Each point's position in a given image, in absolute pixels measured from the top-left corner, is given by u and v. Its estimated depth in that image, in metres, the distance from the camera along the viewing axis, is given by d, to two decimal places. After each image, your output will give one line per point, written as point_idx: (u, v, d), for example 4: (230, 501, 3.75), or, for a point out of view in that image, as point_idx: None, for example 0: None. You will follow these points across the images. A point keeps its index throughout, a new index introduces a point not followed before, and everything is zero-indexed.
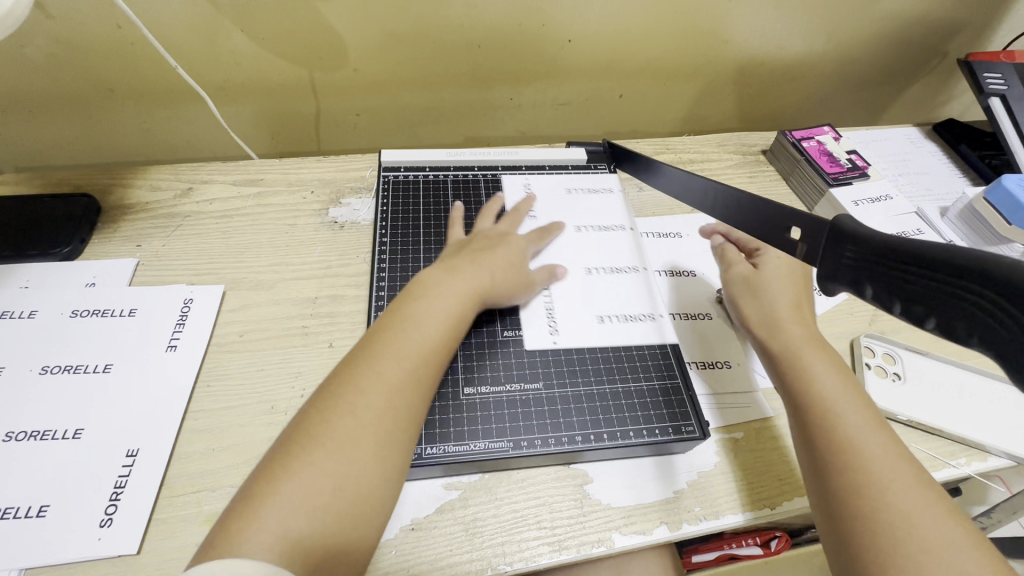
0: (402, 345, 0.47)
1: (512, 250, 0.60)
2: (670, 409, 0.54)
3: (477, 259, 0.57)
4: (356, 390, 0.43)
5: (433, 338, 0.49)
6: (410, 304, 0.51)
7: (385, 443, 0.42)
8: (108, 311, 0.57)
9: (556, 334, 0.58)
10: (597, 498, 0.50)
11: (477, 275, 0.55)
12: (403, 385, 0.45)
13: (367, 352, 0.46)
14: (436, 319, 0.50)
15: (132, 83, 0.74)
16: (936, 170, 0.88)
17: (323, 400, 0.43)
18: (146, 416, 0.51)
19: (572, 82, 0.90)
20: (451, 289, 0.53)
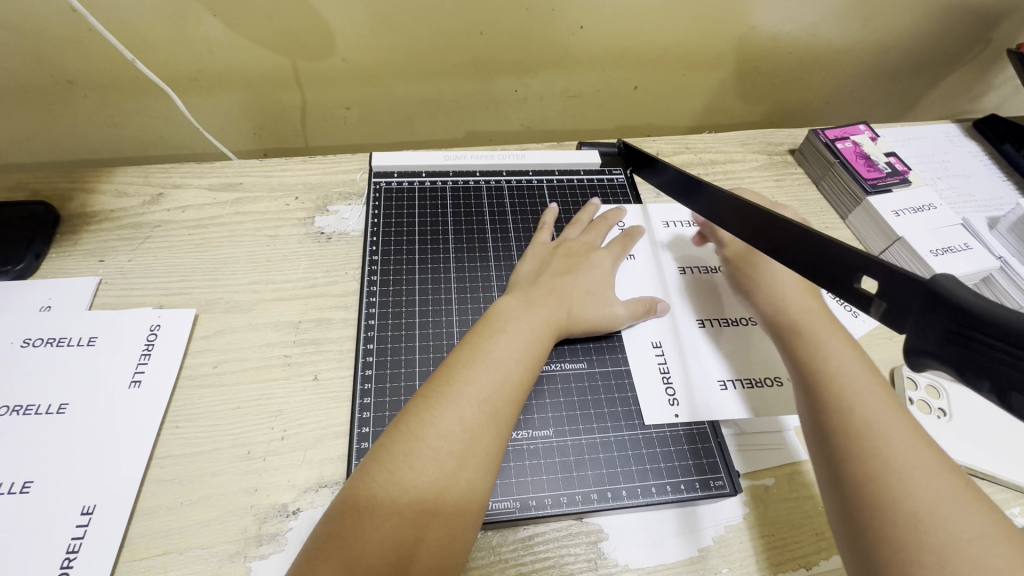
0: (482, 374, 0.43)
1: (598, 277, 0.56)
2: (697, 460, 0.49)
3: (556, 287, 0.53)
4: (439, 422, 0.40)
5: (515, 366, 0.45)
6: (488, 330, 0.47)
7: (470, 462, 0.39)
8: (65, 339, 0.51)
9: (675, 405, 0.51)
10: (614, 559, 0.44)
11: (557, 306, 0.51)
12: (489, 416, 0.41)
13: (448, 381, 0.43)
14: (517, 346, 0.46)
15: (95, 74, 0.67)
16: (978, 174, 0.81)
17: (400, 430, 0.40)
18: (105, 465, 0.45)
19: (582, 72, 0.82)
20: (535, 316, 0.49)
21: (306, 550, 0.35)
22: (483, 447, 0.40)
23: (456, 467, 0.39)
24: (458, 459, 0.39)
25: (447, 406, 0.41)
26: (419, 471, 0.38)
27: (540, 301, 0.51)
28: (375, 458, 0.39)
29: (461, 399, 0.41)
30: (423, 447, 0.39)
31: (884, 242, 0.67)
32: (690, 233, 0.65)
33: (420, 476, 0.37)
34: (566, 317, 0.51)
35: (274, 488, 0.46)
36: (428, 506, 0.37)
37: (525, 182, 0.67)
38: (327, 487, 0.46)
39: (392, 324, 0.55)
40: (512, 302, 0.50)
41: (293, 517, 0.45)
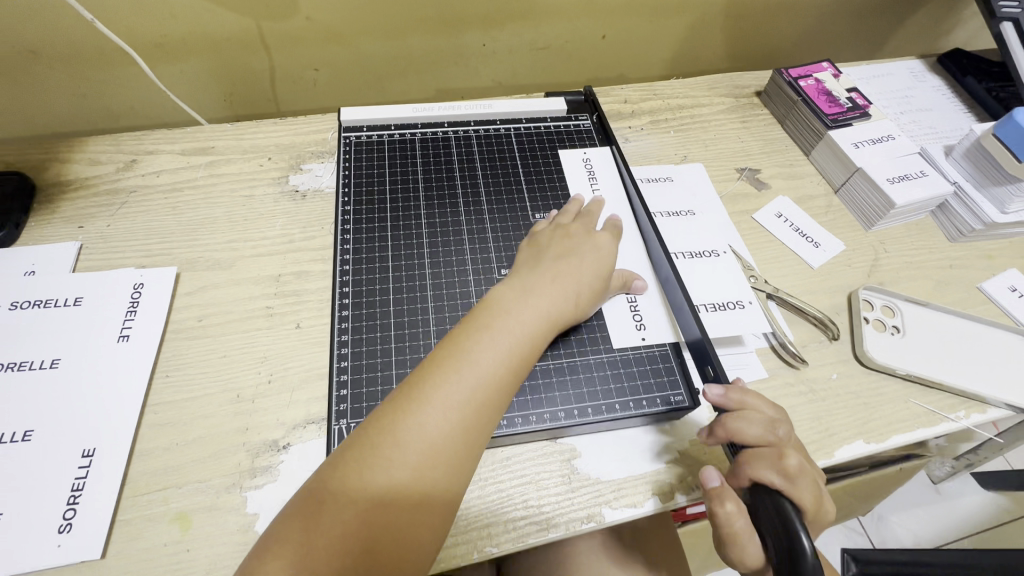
0: (477, 364, 0.41)
1: (603, 260, 0.53)
2: (658, 378, 0.52)
3: (561, 270, 0.50)
4: (421, 408, 0.38)
5: (503, 363, 0.42)
6: (480, 319, 0.44)
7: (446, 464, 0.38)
8: (51, 301, 0.53)
9: (642, 329, 0.54)
10: (586, 473, 0.48)
11: (560, 295, 0.48)
12: (478, 415, 0.40)
13: (429, 371, 0.40)
14: (507, 341, 0.43)
15: (57, 42, 0.66)
16: (939, 106, 0.83)
17: (373, 427, 0.38)
18: (102, 413, 0.47)
19: (549, 24, 0.82)
20: (534, 302, 0.46)
21: (277, 519, 0.35)
22: (468, 450, 0.39)
23: (439, 465, 0.37)
24: (437, 457, 0.37)
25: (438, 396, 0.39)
26: (400, 459, 0.36)
27: (545, 289, 0.48)
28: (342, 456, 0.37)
29: (438, 397, 0.39)
30: (390, 448, 0.37)
31: (844, 174, 0.70)
32: (654, 188, 0.68)
33: (397, 468, 0.36)
34: (572, 306, 0.49)
35: (264, 427, 0.48)
36: (401, 494, 0.36)
37: (492, 131, 0.68)
38: (314, 423, 0.49)
39: (366, 269, 0.57)
40: (510, 291, 0.47)
41: (284, 451, 0.48)
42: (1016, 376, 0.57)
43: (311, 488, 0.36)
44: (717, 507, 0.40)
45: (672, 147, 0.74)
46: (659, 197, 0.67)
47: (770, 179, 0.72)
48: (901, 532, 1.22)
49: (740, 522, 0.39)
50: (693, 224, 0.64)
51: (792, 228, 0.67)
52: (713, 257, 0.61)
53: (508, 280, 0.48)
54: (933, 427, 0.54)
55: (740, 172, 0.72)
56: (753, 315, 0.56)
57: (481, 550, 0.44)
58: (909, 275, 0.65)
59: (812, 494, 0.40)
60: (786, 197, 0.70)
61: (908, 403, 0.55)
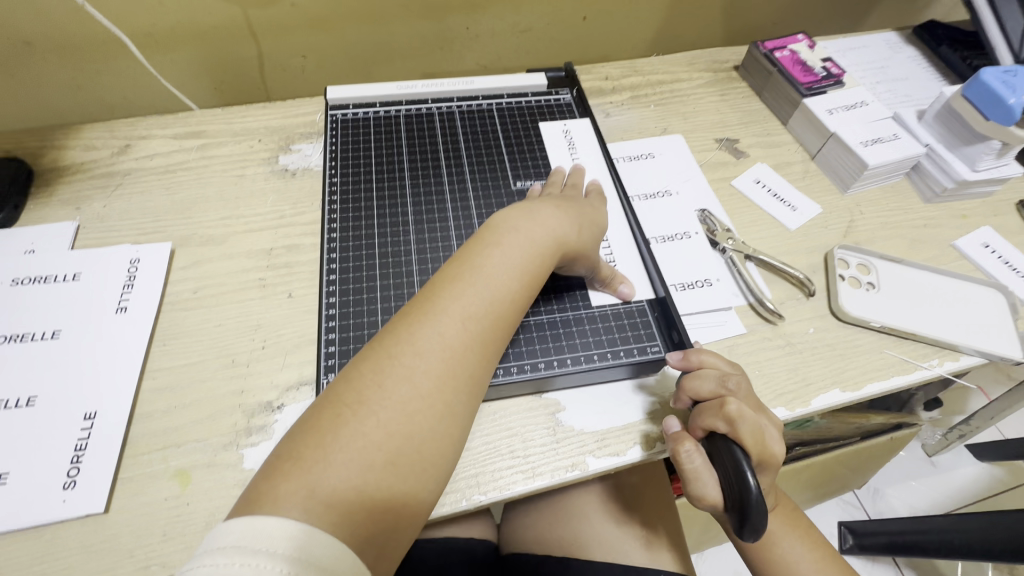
0: (465, 305, 0.43)
1: (596, 213, 0.56)
2: (636, 332, 0.54)
3: (563, 209, 0.53)
4: (417, 340, 0.41)
5: (504, 288, 0.45)
6: (481, 245, 0.47)
7: (455, 379, 0.41)
8: (51, 277, 0.55)
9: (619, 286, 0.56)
10: (570, 425, 0.50)
11: (566, 227, 0.51)
12: (464, 353, 0.42)
13: (431, 300, 0.43)
14: (507, 269, 0.46)
15: (50, 33, 0.68)
16: (914, 75, 0.85)
17: (381, 351, 0.40)
18: (103, 379, 0.49)
19: (531, 5, 0.84)
20: (535, 230, 0.49)
21: (267, 467, 0.35)
22: (457, 389, 0.41)
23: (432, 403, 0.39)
24: (428, 395, 0.39)
25: (424, 343, 0.41)
26: (392, 399, 0.38)
27: (546, 217, 0.51)
28: (350, 377, 0.39)
29: (443, 318, 0.42)
30: (399, 364, 0.39)
31: (819, 140, 0.71)
32: (635, 166, 0.69)
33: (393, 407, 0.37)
34: (575, 239, 0.51)
35: (259, 389, 0.50)
36: (401, 429, 0.37)
37: (475, 106, 0.70)
38: (307, 385, 0.51)
39: (353, 238, 0.59)
40: (515, 216, 0.50)
41: (278, 411, 0.49)
42: (987, 326, 0.59)
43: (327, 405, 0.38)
44: (678, 448, 0.44)
45: (652, 121, 0.76)
46: (638, 178, 0.68)
47: (748, 147, 0.74)
48: (898, 504, 1.23)
49: (699, 459, 0.43)
50: (670, 204, 0.66)
51: (770, 194, 0.69)
52: (686, 239, 0.63)
53: (515, 204, 0.52)
54: (907, 375, 0.56)
55: (719, 142, 0.74)
56: (720, 294, 0.59)
57: (469, 497, 0.46)
58: (884, 234, 0.67)
59: (756, 434, 0.42)
60: (764, 164, 0.72)
61: (882, 354, 0.57)
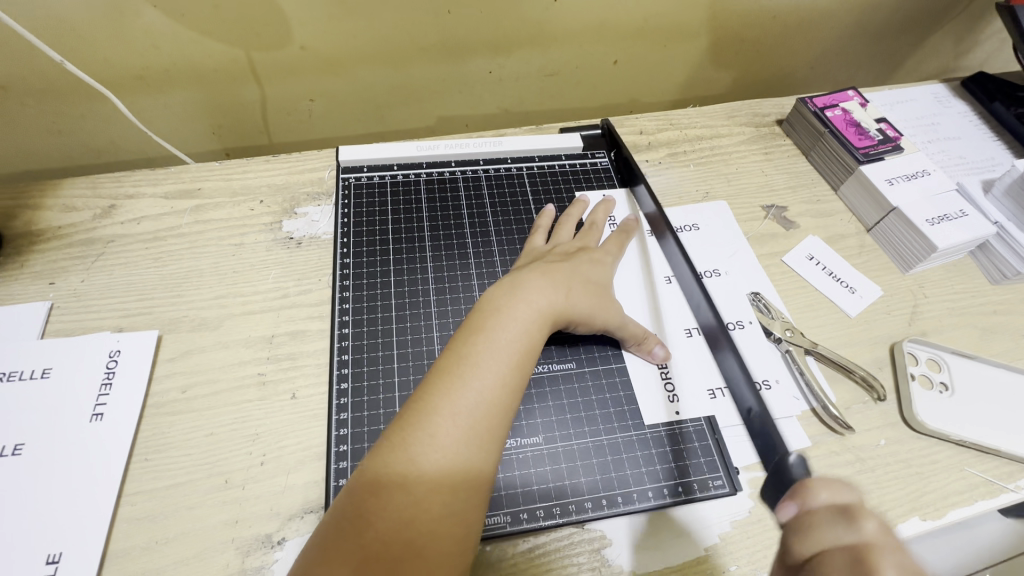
0: (476, 375, 0.39)
1: (595, 269, 0.52)
2: (694, 460, 0.47)
3: (549, 272, 0.48)
4: (411, 447, 0.36)
5: (501, 373, 0.40)
6: (471, 331, 0.42)
7: (458, 478, 0.36)
8: (15, 373, 0.47)
9: (675, 402, 0.50)
10: (619, 565, 0.43)
11: (552, 291, 0.46)
12: (485, 418, 0.38)
13: (424, 398, 0.38)
14: (503, 349, 0.41)
15: (28, 76, 0.61)
16: (968, 135, 0.79)
17: (375, 461, 0.36)
18: (72, 507, 0.42)
19: (559, 48, 0.78)
20: (523, 306, 0.44)
21: None
22: (481, 453, 0.37)
23: (455, 474, 0.36)
24: (450, 470, 0.36)
25: (438, 416, 0.37)
26: (414, 480, 0.35)
27: (531, 287, 0.46)
28: (347, 495, 0.35)
29: (439, 415, 0.37)
30: (393, 475, 0.35)
31: (878, 213, 0.65)
32: (681, 240, 0.62)
33: (416, 486, 0.35)
34: (565, 304, 0.46)
35: (256, 518, 0.43)
36: (399, 543, 0.33)
37: (503, 170, 0.63)
38: (313, 513, 0.44)
39: (368, 333, 0.52)
40: (497, 294, 0.46)
41: (278, 547, 0.42)
42: None
43: (328, 528, 0.34)
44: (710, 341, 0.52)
45: (693, 183, 0.69)
46: None
47: (798, 216, 0.68)
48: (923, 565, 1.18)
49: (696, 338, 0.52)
50: (719, 286, 0.59)
51: (826, 273, 0.62)
52: (738, 330, 0.56)
53: (499, 282, 0.48)
54: (992, 499, 0.49)
55: (766, 209, 0.68)
56: (780, 398, 0.52)
57: None
58: (953, 323, 0.60)
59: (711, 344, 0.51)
60: (816, 236, 0.66)
61: (963, 472, 0.50)
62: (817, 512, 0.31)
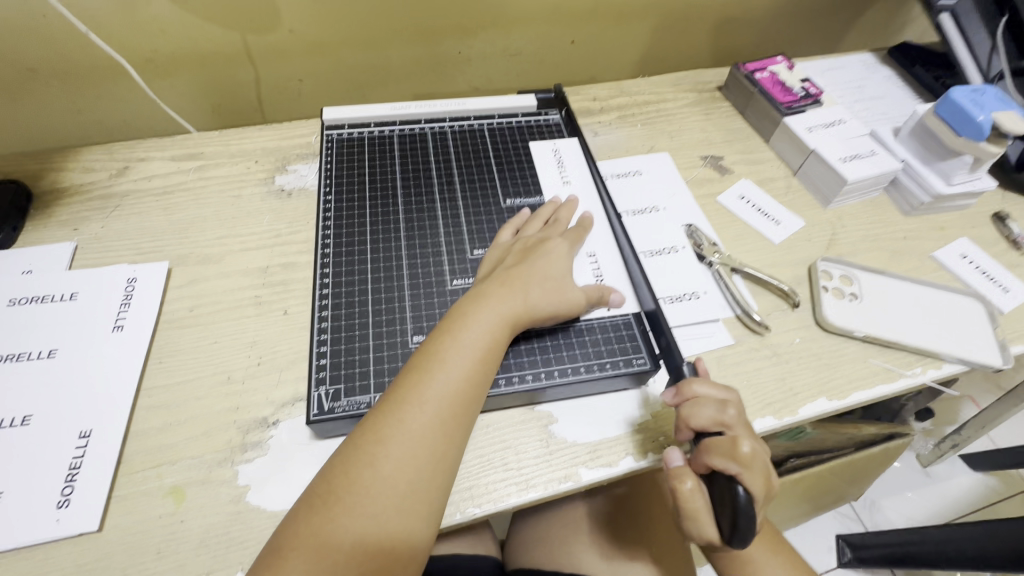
0: (442, 371, 0.44)
1: (553, 264, 0.54)
2: (622, 344, 0.54)
3: (509, 279, 0.51)
4: (382, 433, 0.41)
5: (467, 369, 0.45)
6: (444, 332, 0.47)
7: (426, 460, 0.41)
8: (48, 296, 0.55)
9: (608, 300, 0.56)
10: (562, 437, 0.51)
11: (511, 298, 0.49)
12: (450, 408, 0.43)
13: (396, 391, 0.43)
14: (468, 348, 0.46)
15: (51, 59, 0.70)
16: (890, 94, 0.88)
17: (353, 445, 0.41)
18: (99, 397, 0.49)
19: (520, 30, 0.87)
20: (488, 312, 0.48)
21: (269, 548, 0.38)
22: (445, 440, 0.42)
23: (420, 458, 0.41)
24: (418, 449, 0.41)
25: (406, 409, 0.42)
26: (381, 461, 0.40)
27: (493, 295, 0.49)
28: (327, 473, 0.41)
29: (409, 404, 0.42)
30: (366, 455, 0.40)
31: (801, 157, 0.74)
32: (626, 182, 0.71)
33: (382, 469, 0.40)
34: (524, 308, 0.50)
35: (254, 405, 0.51)
36: (372, 510, 0.39)
37: (467, 127, 0.72)
38: (302, 401, 0.51)
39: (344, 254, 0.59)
40: (466, 302, 0.50)
41: (273, 427, 0.50)
42: (970, 336, 0.60)
43: (310, 498, 0.40)
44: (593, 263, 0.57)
45: (639, 139, 0.78)
46: (625, 197, 0.69)
47: (732, 164, 0.76)
48: (893, 516, 1.22)
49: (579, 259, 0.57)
50: (659, 219, 0.67)
51: (754, 209, 0.70)
52: (674, 253, 0.64)
53: (467, 295, 0.51)
54: (891, 384, 0.57)
55: (703, 159, 0.76)
56: (708, 304, 0.60)
57: (463, 510, 0.46)
58: (866, 247, 0.68)
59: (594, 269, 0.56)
60: (748, 180, 0.74)
61: (867, 363, 0.58)
62: (700, 395, 0.45)
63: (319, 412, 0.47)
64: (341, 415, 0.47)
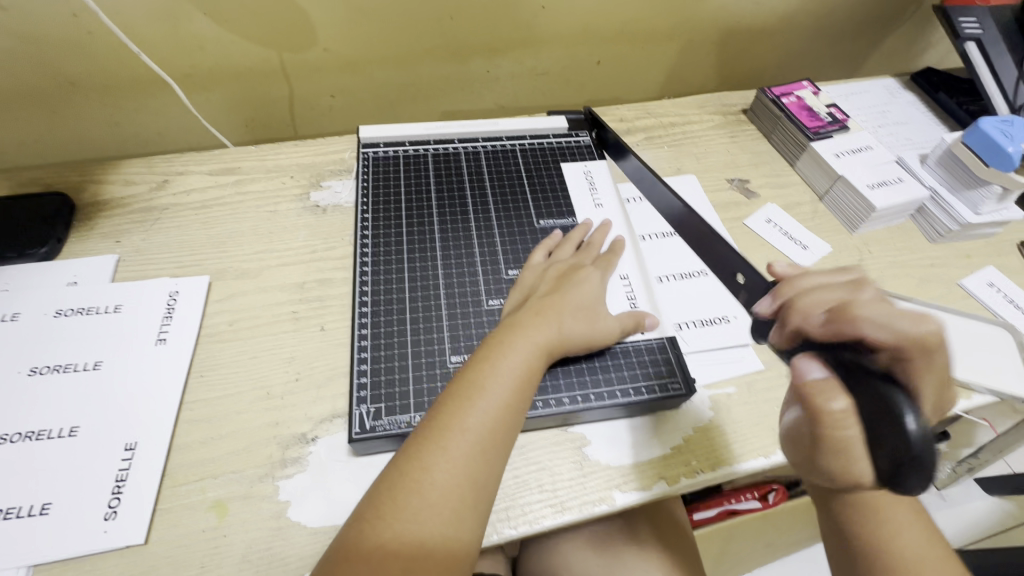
0: (482, 398, 0.45)
1: (586, 293, 0.55)
2: (656, 369, 0.55)
3: (543, 308, 0.52)
4: (426, 459, 0.42)
5: (507, 396, 0.46)
6: (483, 359, 0.48)
7: (468, 487, 0.42)
8: (93, 308, 0.56)
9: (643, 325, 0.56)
10: (596, 459, 0.51)
11: (544, 327, 0.50)
12: (491, 435, 0.44)
13: (438, 417, 0.44)
14: (507, 375, 0.47)
15: (96, 74, 0.72)
16: (914, 119, 0.89)
17: (397, 471, 0.42)
18: (144, 409, 0.51)
19: (548, 50, 0.89)
20: (525, 340, 0.49)
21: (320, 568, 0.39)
22: (486, 466, 0.43)
23: (463, 483, 0.42)
24: (462, 475, 0.42)
25: (449, 435, 0.43)
26: (426, 487, 0.41)
27: (529, 323, 0.50)
28: (373, 497, 0.41)
29: (451, 430, 0.43)
30: (411, 480, 0.41)
31: (828, 182, 0.74)
32: None
33: (427, 494, 0.41)
34: (559, 337, 0.50)
35: (293, 421, 0.52)
36: (417, 535, 0.39)
37: (499, 147, 0.73)
38: (340, 418, 0.52)
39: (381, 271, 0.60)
40: (503, 329, 0.51)
41: (313, 443, 0.51)
42: (999, 366, 0.60)
43: (357, 523, 0.40)
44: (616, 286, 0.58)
45: (667, 161, 0.79)
46: (653, 219, 0.70)
47: (758, 188, 0.77)
48: None
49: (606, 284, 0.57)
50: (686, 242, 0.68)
51: (782, 233, 0.71)
52: (703, 277, 0.65)
53: (504, 322, 0.52)
54: None
55: (730, 182, 0.77)
56: (739, 329, 0.61)
57: (500, 531, 0.47)
58: (894, 273, 0.69)
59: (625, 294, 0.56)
60: (774, 204, 0.75)
61: None
62: None
63: (362, 431, 0.48)
64: (382, 433, 0.48)
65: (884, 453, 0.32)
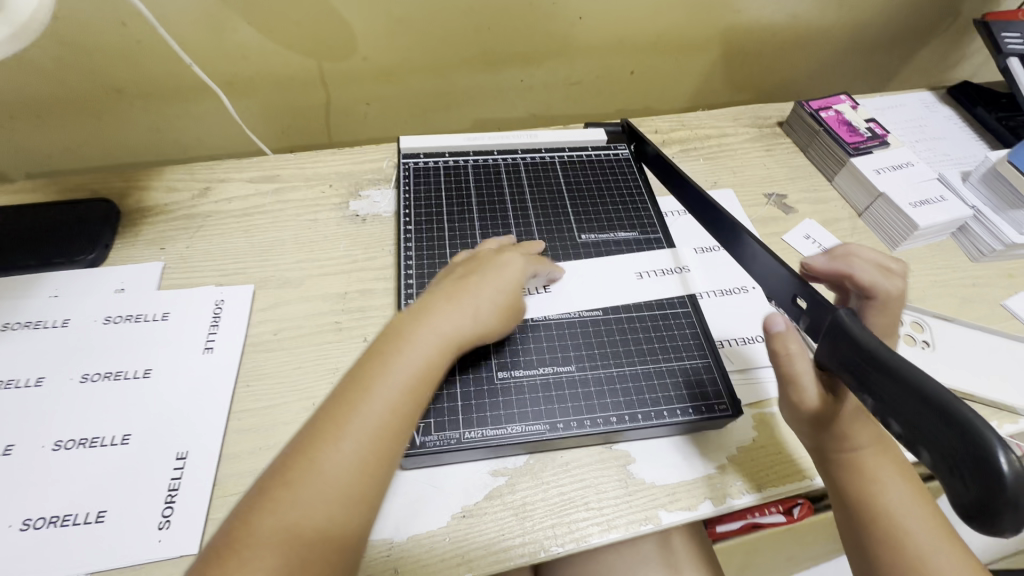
0: (378, 390, 0.41)
1: (500, 284, 0.51)
2: (703, 389, 0.55)
3: (455, 296, 0.49)
4: (317, 460, 0.37)
5: (403, 392, 0.41)
6: (388, 350, 0.43)
7: (355, 488, 0.38)
8: (142, 316, 0.57)
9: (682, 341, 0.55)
10: (642, 478, 0.51)
11: (459, 318, 0.47)
12: (380, 432, 0.39)
13: (334, 411, 0.40)
14: (410, 370, 0.42)
15: (140, 81, 0.73)
16: (952, 135, 0.88)
17: (281, 469, 0.37)
18: (193, 418, 0.51)
19: (583, 60, 0.89)
20: (428, 332, 0.45)
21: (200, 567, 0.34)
22: (371, 463, 0.39)
23: (349, 482, 0.37)
24: (347, 471, 0.37)
25: (338, 430, 0.38)
26: (305, 487, 0.36)
27: (441, 314, 0.47)
28: (255, 498, 0.36)
29: (343, 430, 0.38)
30: (300, 481, 0.36)
31: (868, 199, 0.74)
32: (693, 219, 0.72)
33: (305, 494, 0.36)
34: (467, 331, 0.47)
35: None
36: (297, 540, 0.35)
37: (538, 159, 0.73)
38: None
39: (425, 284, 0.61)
40: (410, 318, 0.47)
41: None
42: None
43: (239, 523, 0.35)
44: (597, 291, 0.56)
45: (703, 174, 0.79)
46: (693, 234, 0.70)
47: (796, 203, 0.76)
48: None
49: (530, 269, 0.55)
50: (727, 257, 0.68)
51: (821, 250, 0.71)
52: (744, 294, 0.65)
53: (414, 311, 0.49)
54: None
55: (768, 197, 0.77)
56: None
57: (548, 549, 0.46)
58: (936, 292, 0.68)
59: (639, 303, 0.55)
60: (812, 220, 0.74)
61: None
62: None
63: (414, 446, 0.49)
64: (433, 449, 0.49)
65: (960, 478, 0.31)
